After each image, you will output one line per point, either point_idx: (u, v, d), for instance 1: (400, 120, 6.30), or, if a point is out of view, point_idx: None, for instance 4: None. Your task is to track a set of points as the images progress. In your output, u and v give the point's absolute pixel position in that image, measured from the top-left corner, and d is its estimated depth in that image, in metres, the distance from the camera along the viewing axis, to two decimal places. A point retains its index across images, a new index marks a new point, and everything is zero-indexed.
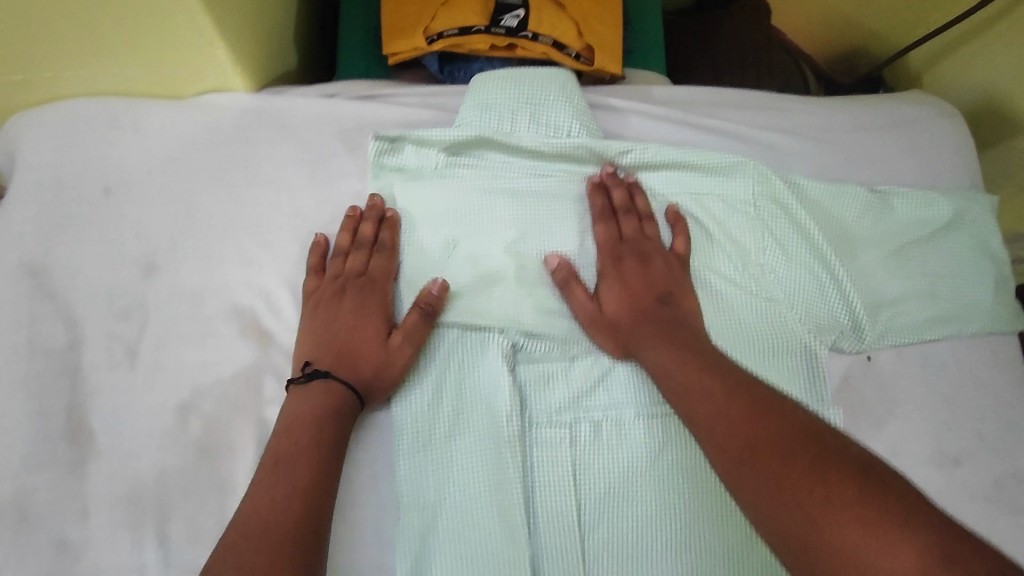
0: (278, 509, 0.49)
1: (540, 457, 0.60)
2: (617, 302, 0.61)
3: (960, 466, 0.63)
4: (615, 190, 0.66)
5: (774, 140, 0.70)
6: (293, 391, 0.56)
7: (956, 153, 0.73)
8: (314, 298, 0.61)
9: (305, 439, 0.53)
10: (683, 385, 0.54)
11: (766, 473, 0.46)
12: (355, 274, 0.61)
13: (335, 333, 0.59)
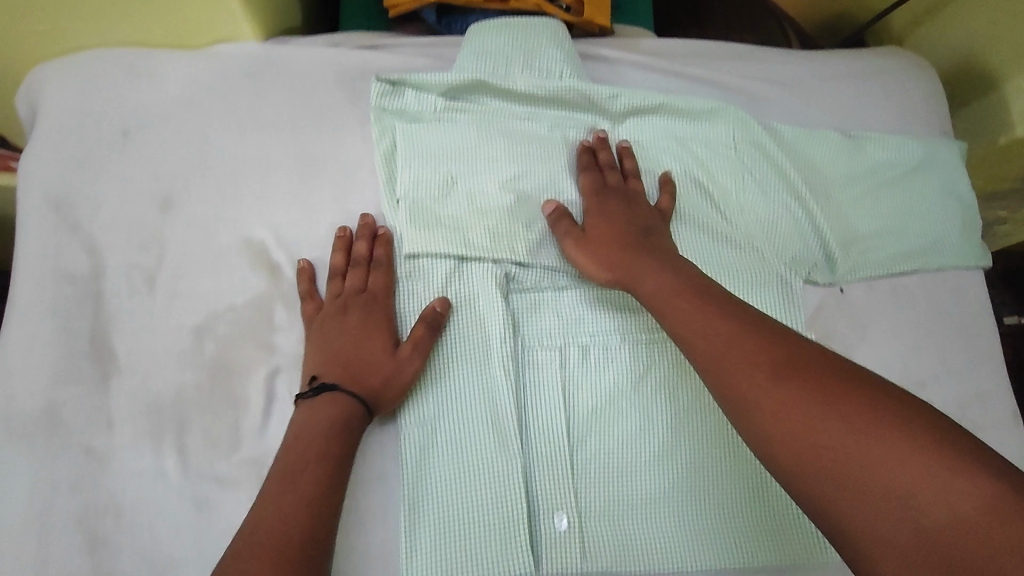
0: (286, 521, 0.51)
1: (531, 376, 0.65)
2: (603, 232, 0.64)
3: (925, 388, 0.67)
4: (603, 151, 0.69)
5: (754, 88, 0.74)
6: (302, 405, 0.58)
7: (928, 101, 0.77)
8: (315, 321, 0.63)
9: (311, 452, 0.55)
10: (681, 316, 0.55)
11: (779, 396, 0.46)
12: (355, 292, 0.63)
13: (341, 350, 0.61)
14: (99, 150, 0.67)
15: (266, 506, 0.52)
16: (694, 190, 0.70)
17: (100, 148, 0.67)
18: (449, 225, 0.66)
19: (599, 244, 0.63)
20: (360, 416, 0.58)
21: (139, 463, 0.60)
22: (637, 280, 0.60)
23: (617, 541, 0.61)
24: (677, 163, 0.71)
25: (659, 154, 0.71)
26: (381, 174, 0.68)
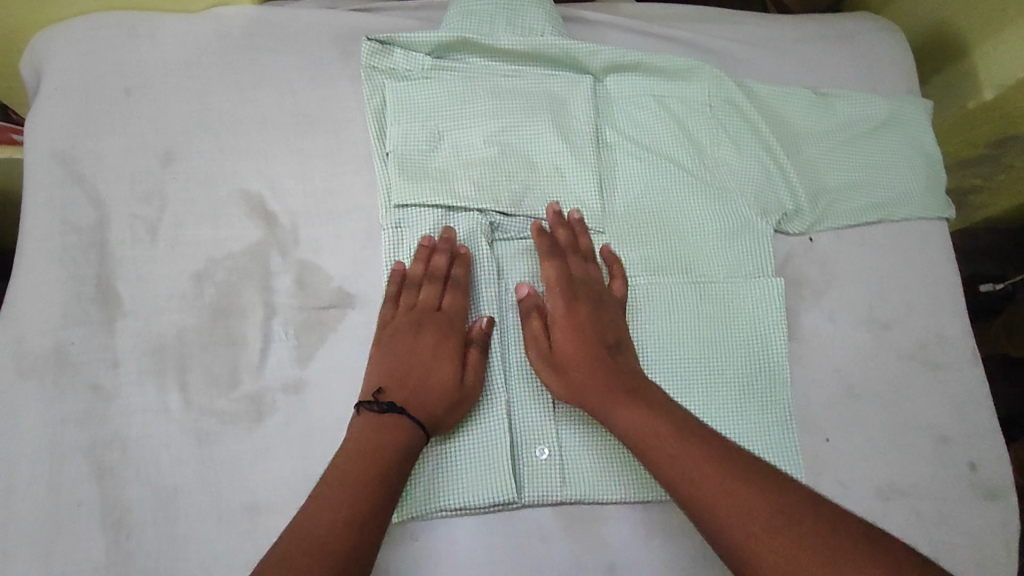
0: (340, 531, 0.52)
1: (516, 319, 0.69)
2: (570, 345, 0.62)
3: (888, 330, 0.72)
4: (558, 230, 0.69)
5: (728, 48, 0.78)
6: (366, 414, 0.59)
7: (896, 61, 0.80)
8: (388, 328, 0.64)
9: (371, 466, 0.56)
10: (662, 447, 0.56)
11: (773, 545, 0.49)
12: (432, 310, 0.65)
13: (407, 368, 0.62)
14: (102, 107, 0.70)
15: (314, 522, 0.52)
16: (671, 141, 0.74)
17: (104, 105, 0.70)
18: (436, 177, 0.70)
19: (564, 365, 0.62)
20: (415, 443, 0.59)
21: (143, 399, 0.63)
22: (609, 411, 0.59)
23: (595, 474, 0.65)
24: (656, 115, 0.74)
25: (637, 108, 0.75)
26: (371, 128, 0.72)
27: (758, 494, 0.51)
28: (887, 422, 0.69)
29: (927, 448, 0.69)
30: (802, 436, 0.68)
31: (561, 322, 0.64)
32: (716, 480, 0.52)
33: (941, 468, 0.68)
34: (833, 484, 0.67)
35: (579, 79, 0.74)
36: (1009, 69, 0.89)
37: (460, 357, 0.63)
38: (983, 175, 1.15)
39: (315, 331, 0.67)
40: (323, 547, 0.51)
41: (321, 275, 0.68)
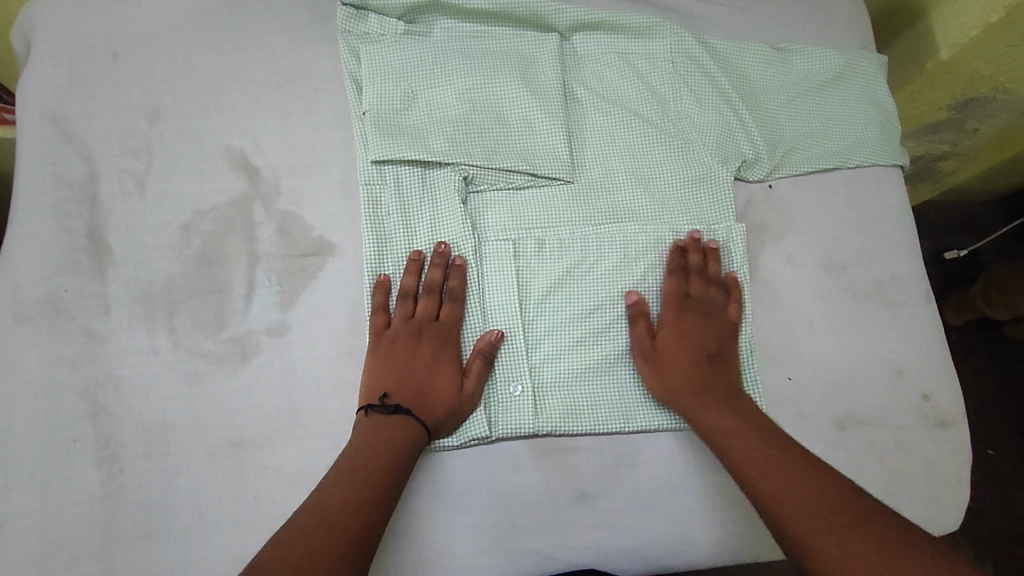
0: (350, 512, 0.57)
1: (488, 267, 0.71)
2: (672, 351, 0.68)
3: (845, 271, 0.75)
4: (693, 253, 0.73)
5: (688, 8, 0.82)
6: (373, 417, 0.63)
7: (849, 19, 0.85)
8: (386, 337, 0.67)
9: (379, 460, 0.60)
10: (742, 444, 0.61)
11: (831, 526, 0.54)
12: (431, 323, 0.68)
13: (409, 373, 0.66)
14: (92, 70, 0.74)
15: (327, 500, 0.58)
16: (636, 97, 0.78)
17: (92, 68, 0.74)
18: (410, 134, 0.73)
19: (665, 368, 0.67)
20: (420, 441, 0.63)
21: (133, 342, 0.66)
22: (700, 410, 0.65)
23: (566, 409, 0.68)
24: (620, 72, 0.79)
25: (604, 65, 0.79)
26: (348, 89, 0.75)
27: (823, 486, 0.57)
28: (845, 358, 0.72)
29: (883, 381, 0.72)
30: (764, 371, 0.71)
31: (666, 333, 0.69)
32: (790, 480, 0.57)
33: (897, 400, 0.71)
34: (793, 417, 0.70)
35: (546, 38, 0.78)
36: (962, 30, 0.93)
37: (456, 365, 0.67)
38: (950, 142, 1.18)
39: (297, 278, 0.70)
40: (336, 523, 0.56)
41: (303, 225, 0.72)
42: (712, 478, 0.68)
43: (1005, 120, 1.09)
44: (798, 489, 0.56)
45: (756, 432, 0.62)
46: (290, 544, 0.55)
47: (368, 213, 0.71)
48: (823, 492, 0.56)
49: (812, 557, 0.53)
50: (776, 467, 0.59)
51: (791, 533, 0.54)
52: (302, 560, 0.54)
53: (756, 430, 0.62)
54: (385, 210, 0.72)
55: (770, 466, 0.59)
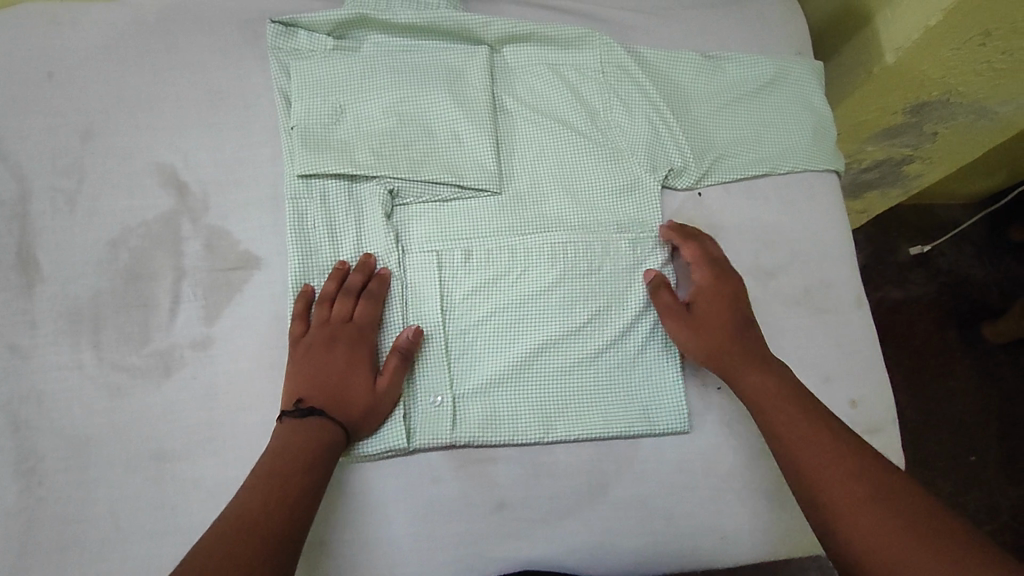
0: (262, 525, 0.57)
1: (413, 278, 0.72)
2: (706, 320, 0.69)
3: (774, 277, 0.75)
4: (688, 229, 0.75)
5: (620, 17, 0.82)
6: (287, 424, 0.63)
7: (783, 24, 0.85)
8: (302, 342, 0.67)
9: (294, 468, 0.60)
10: (777, 416, 0.64)
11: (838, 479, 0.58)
12: (345, 323, 0.68)
13: (324, 377, 0.65)
14: (27, 91, 0.75)
15: (248, 507, 0.58)
16: (566, 108, 0.79)
17: (27, 89, 0.75)
18: (336, 148, 0.74)
19: (702, 332, 0.69)
20: (336, 445, 0.63)
21: (58, 357, 0.67)
22: (736, 375, 0.67)
23: (485, 419, 0.69)
24: (551, 83, 0.80)
25: (534, 76, 0.80)
26: (278, 104, 0.76)
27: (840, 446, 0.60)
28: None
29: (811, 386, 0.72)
30: (690, 378, 0.73)
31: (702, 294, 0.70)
32: (811, 444, 0.61)
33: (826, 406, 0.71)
34: (717, 425, 0.71)
35: (475, 51, 0.79)
36: (904, 34, 0.92)
37: (371, 364, 0.67)
38: (912, 146, 1.17)
39: (223, 291, 0.71)
40: (254, 531, 0.56)
41: (230, 239, 0.73)
42: (635, 484, 0.69)
43: (962, 123, 1.09)
44: (839, 477, 0.58)
45: (794, 403, 0.64)
46: (210, 555, 0.54)
47: (296, 227, 0.72)
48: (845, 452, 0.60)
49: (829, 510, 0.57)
50: (817, 459, 0.60)
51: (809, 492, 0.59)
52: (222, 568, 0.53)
53: (795, 410, 0.63)
54: (311, 224, 0.72)
55: (816, 459, 0.60)
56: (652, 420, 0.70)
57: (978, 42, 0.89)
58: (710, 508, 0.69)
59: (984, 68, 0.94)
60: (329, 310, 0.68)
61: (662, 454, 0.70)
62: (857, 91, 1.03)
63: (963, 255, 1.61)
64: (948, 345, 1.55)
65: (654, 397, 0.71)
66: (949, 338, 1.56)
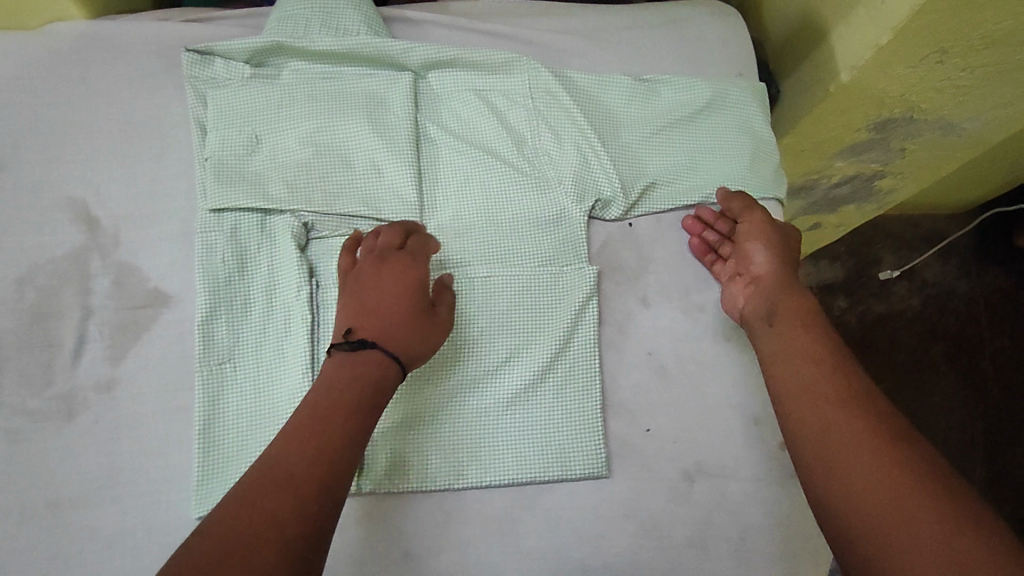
0: (306, 463, 0.53)
1: (326, 315, 0.70)
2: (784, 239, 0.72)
3: (703, 312, 0.74)
4: None
5: (551, 41, 0.79)
6: (337, 356, 0.61)
7: (724, 46, 0.82)
8: (352, 274, 0.66)
9: (350, 404, 0.57)
10: (801, 368, 0.62)
11: (841, 443, 0.55)
12: (398, 251, 0.67)
13: (377, 304, 0.64)
14: None
15: (288, 454, 0.53)
16: (493, 135, 0.77)
17: None
18: (250, 181, 0.72)
19: (781, 245, 0.72)
20: (392, 374, 0.61)
21: None
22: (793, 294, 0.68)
23: (390, 464, 0.66)
24: (477, 110, 0.77)
25: (459, 103, 0.78)
26: (194, 134, 0.74)
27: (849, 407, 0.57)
28: (695, 405, 0.72)
29: (736, 428, 0.71)
30: (612, 419, 0.71)
31: (790, 234, 0.74)
32: (821, 401, 0.58)
33: (750, 447, 0.71)
34: (639, 468, 0.69)
35: (398, 78, 0.76)
36: (859, 51, 0.86)
37: (423, 292, 0.66)
38: (881, 162, 1.11)
39: (130, 330, 0.69)
40: (291, 478, 0.52)
41: (139, 276, 0.71)
42: (548, 531, 0.67)
43: (931, 138, 1.03)
44: (842, 441, 0.55)
45: (822, 353, 0.63)
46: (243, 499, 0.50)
47: (203, 264, 0.70)
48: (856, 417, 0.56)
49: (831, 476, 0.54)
50: (842, 432, 0.55)
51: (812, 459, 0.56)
52: (252, 522, 0.49)
53: (820, 366, 0.61)
54: (220, 259, 0.70)
55: (838, 432, 0.56)
56: (568, 462, 0.69)
57: (936, 61, 0.84)
58: (628, 556, 0.67)
59: (946, 86, 0.90)
60: (382, 240, 0.68)
61: (577, 499, 0.68)
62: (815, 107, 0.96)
63: (947, 269, 1.55)
64: (935, 362, 1.48)
65: (571, 439, 0.69)
66: (934, 352, 1.49)
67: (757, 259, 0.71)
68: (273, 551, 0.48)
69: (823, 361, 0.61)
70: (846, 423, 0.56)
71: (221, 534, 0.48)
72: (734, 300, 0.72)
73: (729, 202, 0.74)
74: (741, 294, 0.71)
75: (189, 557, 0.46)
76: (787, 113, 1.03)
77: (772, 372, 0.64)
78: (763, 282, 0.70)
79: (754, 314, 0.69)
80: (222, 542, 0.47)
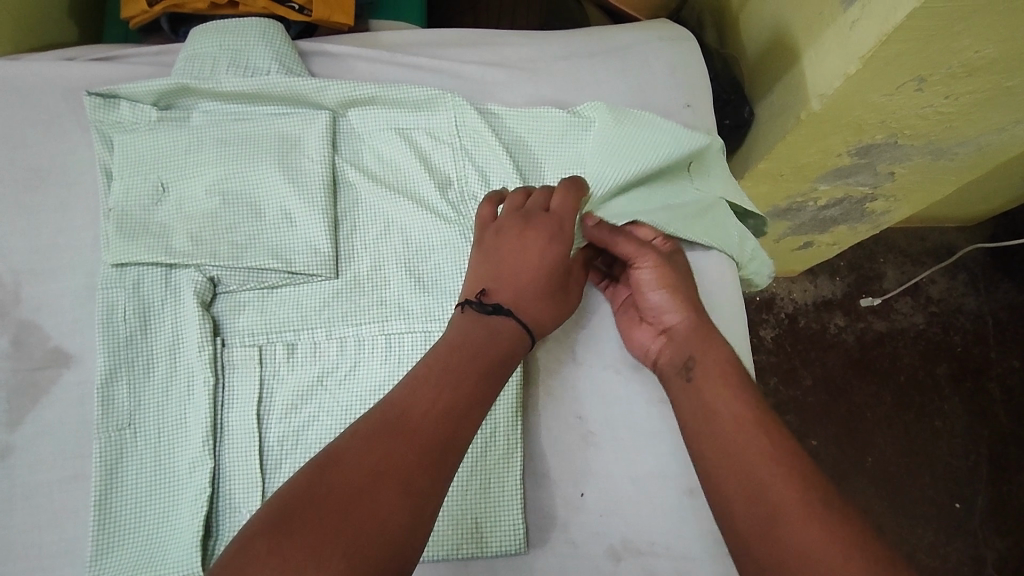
0: (434, 413, 0.50)
1: (233, 375, 0.66)
2: (676, 274, 0.65)
3: (639, 370, 0.69)
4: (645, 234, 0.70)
5: (481, 75, 0.76)
6: (468, 313, 0.60)
7: (670, 75, 0.78)
8: (496, 230, 0.65)
9: (476, 367, 0.55)
10: (714, 409, 0.56)
11: (762, 494, 0.48)
12: (547, 214, 0.64)
13: (514, 268, 0.63)
14: None
15: (414, 402, 0.51)
16: (417, 178, 0.71)
17: None
18: (153, 233, 0.67)
19: (674, 282, 0.65)
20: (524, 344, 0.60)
21: None
22: (702, 345, 0.61)
23: None
24: (399, 150, 0.72)
25: (381, 142, 0.73)
26: (99, 181, 0.70)
27: (767, 449, 0.51)
28: (627, 474, 0.66)
29: (672, 501, 0.65)
30: (535, 490, 0.66)
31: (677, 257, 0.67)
32: (737, 443, 0.52)
33: (687, 522, 0.65)
34: (563, 544, 0.64)
35: (314, 117, 0.72)
36: (828, 79, 0.78)
37: (563, 264, 0.64)
38: (870, 185, 1.02)
39: (28, 393, 0.66)
40: (416, 429, 0.49)
41: (41, 334, 0.67)
42: None
43: (920, 163, 0.94)
44: (767, 492, 0.48)
45: (738, 388, 0.57)
46: (363, 443, 0.47)
47: (103, 322, 0.66)
48: (775, 463, 0.50)
49: (754, 536, 0.47)
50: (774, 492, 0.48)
51: (725, 513, 0.50)
52: (382, 471, 0.46)
53: (737, 404, 0.55)
54: (122, 317, 0.66)
55: (764, 484, 0.49)
56: (487, 536, 0.63)
57: (914, 88, 0.76)
58: None
59: (929, 113, 0.81)
60: (532, 203, 0.65)
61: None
62: (786, 135, 0.88)
63: (954, 284, 1.42)
64: (939, 383, 1.34)
65: (490, 512, 0.64)
66: (938, 373, 1.35)
67: (663, 306, 0.65)
68: (403, 504, 0.45)
69: (732, 396, 0.56)
70: (769, 472, 0.49)
71: (349, 474, 0.46)
72: (647, 349, 0.66)
73: (616, 244, 0.65)
74: (653, 343, 0.65)
75: (314, 490, 0.44)
76: (758, 138, 0.95)
77: (690, 430, 0.57)
78: (675, 330, 0.64)
79: (670, 367, 0.62)
80: (351, 479, 0.45)
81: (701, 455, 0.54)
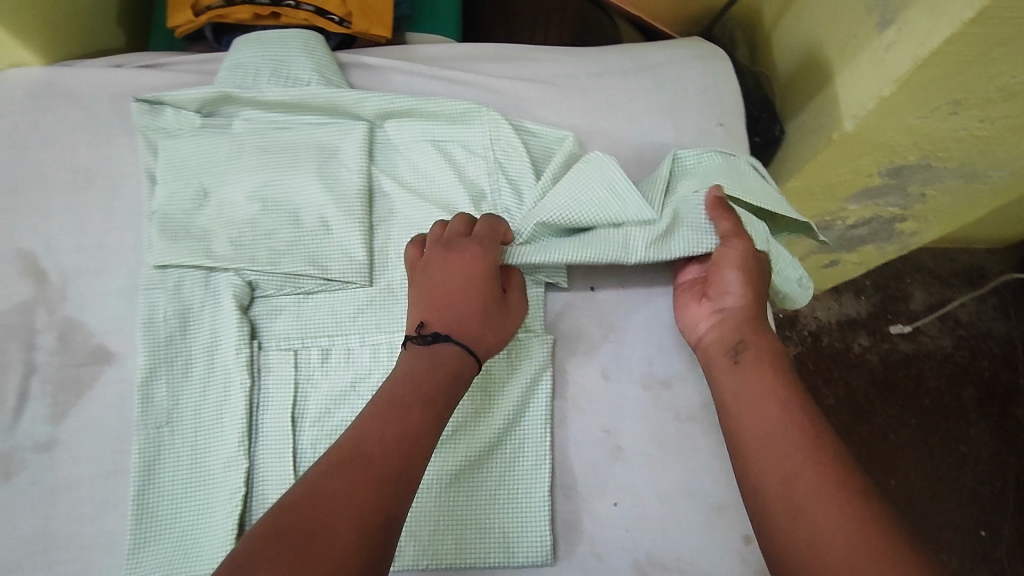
0: (384, 448, 0.53)
1: (268, 377, 0.67)
2: (758, 272, 0.65)
3: (667, 387, 0.70)
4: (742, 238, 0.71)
5: (515, 90, 0.77)
6: (411, 349, 0.61)
7: (701, 94, 0.79)
8: (420, 263, 0.67)
9: (425, 397, 0.57)
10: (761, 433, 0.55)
11: (814, 527, 0.48)
12: (464, 238, 0.66)
13: (446, 294, 0.64)
14: None
15: (361, 441, 0.53)
16: (451, 190, 0.72)
17: None
18: (195, 237, 0.69)
19: (754, 278, 0.65)
20: (468, 366, 0.61)
21: None
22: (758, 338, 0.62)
23: None
24: (433, 161, 0.73)
25: (416, 153, 0.74)
26: (144, 186, 0.72)
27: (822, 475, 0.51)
28: (654, 490, 0.66)
29: (700, 518, 0.66)
30: (562, 502, 0.66)
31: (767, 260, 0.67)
32: (787, 471, 0.52)
33: (714, 540, 0.65)
34: (589, 557, 0.64)
35: (353, 128, 0.74)
36: (861, 100, 0.78)
37: (494, 282, 0.65)
38: (900, 206, 1.01)
39: (71, 389, 0.68)
40: (369, 462, 0.52)
41: (84, 333, 0.69)
42: None
43: (953, 185, 0.94)
44: (819, 524, 0.48)
45: (782, 407, 0.56)
46: (316, 483, 0.50)
47: (145, 321, 0.67)
48: (827, 491, 0.50)
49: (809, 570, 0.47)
50: (804, 496, 0.50)
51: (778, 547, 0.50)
52: (335, 502, 0.48)
53: (785, 426, 0.55)
54: (163, 318, 0.68)
55: (813, 517, 0.49)
56: (513, 545, 0.64)
57: (948, 111, 0.76)
58: None
59: (964, 135, 0.81)
60: (449, 230, 0.67)
61: None
62: (817, 155, 0.88)
63: (983, 307, 1.41)
64: (967, 408, 1.33)
65: (517, 522, 0.64)
66: (965, 398, 1.33)
67: (731, 290, 0.65)
68: (359, 534, 0.47)
69: (786, 417, 0.56)
70: (819, 504, 0.49)
71: (308, 508, 0.48)
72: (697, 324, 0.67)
73: (717, 218, 0.67)
74: (704, 319, 0.67)
75: (272, 529, 0.46)
76: (787, 158, 0.96)
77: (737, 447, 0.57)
78: (730, 313, 0.64)
79: (715, 344, 0.64)
80: (305, 516, 0.47)
81: (755, 480, 0.54)
